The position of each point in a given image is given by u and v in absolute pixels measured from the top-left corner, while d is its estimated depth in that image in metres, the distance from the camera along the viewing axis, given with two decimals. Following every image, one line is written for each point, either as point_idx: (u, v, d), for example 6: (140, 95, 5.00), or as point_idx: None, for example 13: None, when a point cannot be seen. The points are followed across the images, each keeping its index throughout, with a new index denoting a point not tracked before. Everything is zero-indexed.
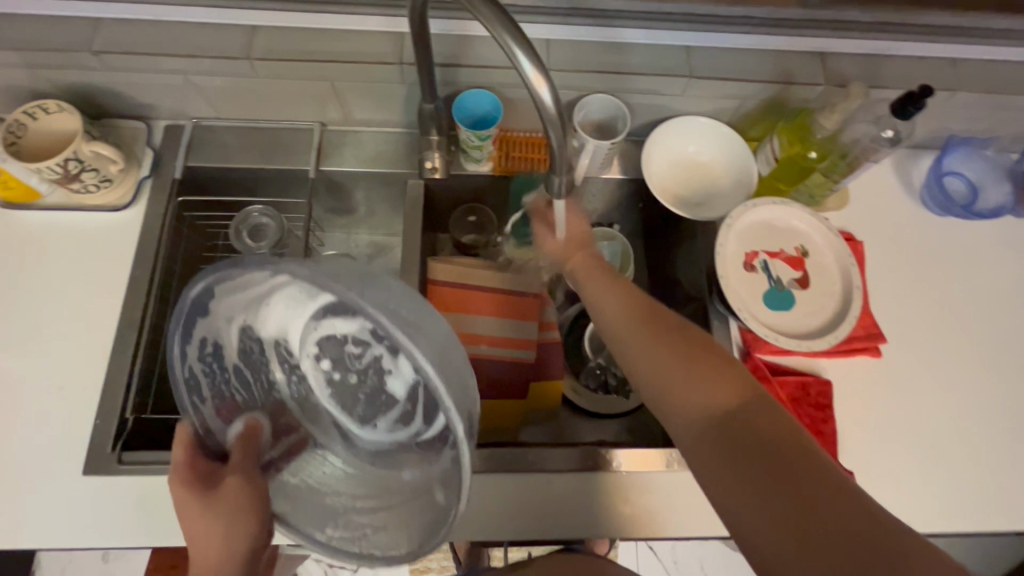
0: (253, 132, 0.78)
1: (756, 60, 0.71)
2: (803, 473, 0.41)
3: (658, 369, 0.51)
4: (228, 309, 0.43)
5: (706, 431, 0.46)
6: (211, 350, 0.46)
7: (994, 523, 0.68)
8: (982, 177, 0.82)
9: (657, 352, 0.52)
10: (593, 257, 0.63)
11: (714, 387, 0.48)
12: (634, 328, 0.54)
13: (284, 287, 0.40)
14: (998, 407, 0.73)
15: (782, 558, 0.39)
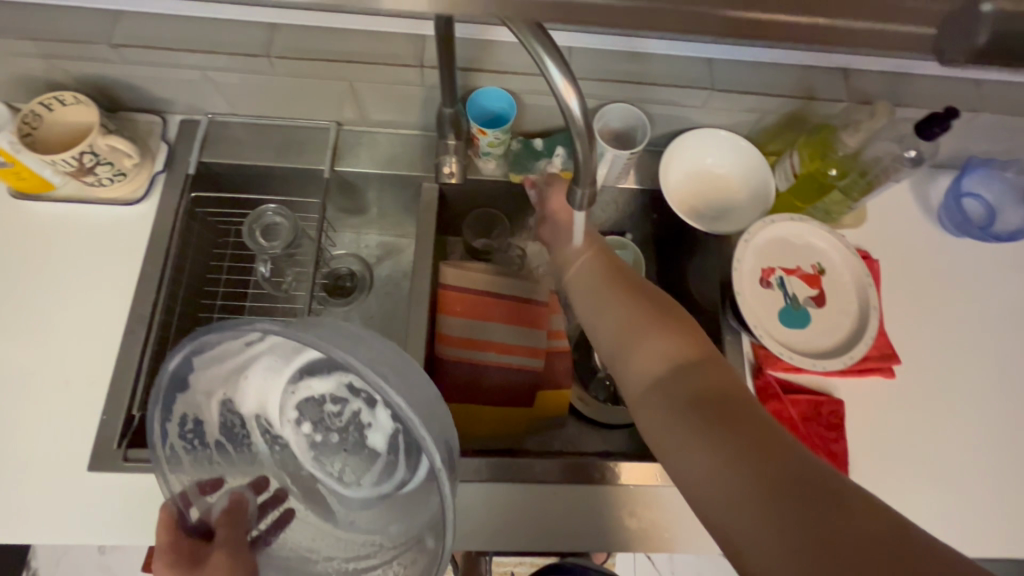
0: (268, 130, 0.78)
1: (778, 74, 0.70)
2: (741, 417, 0.44)
3: (639, 349, 0.52)
4: (208, 383, 0.47)
5: (658, 380, 0.50)
6: (191, 426, 0.48)
7: (1003, 550, 0.67)
8: (1002, 199, 0.81)
9: (638, 335, 0.53)
10: (608, 257, 0.63)
11: (691, 369, 0.49)
12: (619, 309, 0.56)
13: (263, 355, 0.45)
14: (1010, 433, 0.72)
15: (715, 487, 0.42)
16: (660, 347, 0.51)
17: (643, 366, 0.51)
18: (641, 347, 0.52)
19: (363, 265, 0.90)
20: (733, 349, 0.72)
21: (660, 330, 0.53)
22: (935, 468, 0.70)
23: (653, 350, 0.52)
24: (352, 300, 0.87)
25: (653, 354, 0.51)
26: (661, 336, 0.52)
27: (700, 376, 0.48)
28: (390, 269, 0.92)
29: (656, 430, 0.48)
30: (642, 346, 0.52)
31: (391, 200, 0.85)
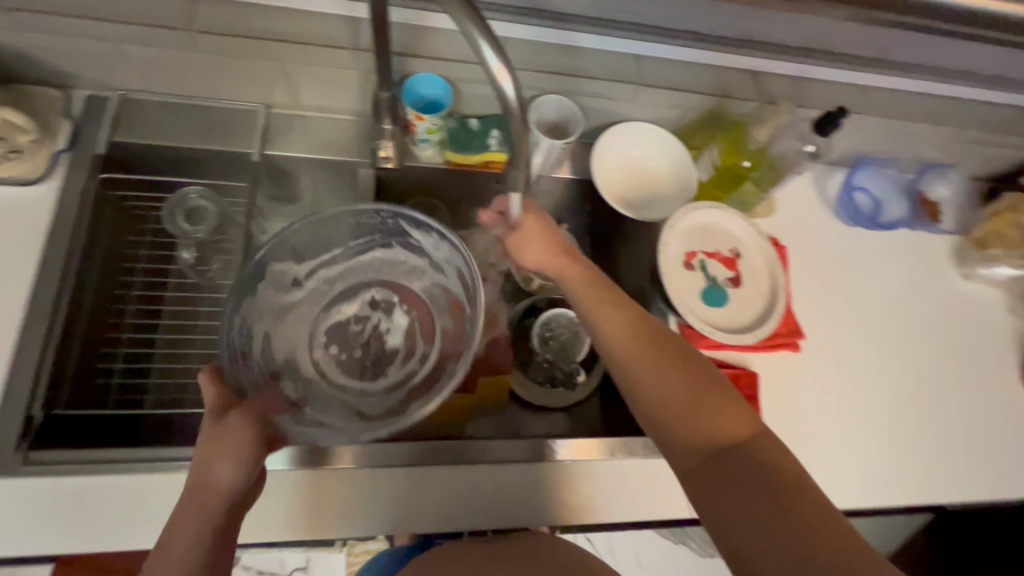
0: (189, 111, 0.73)
1: (697, 73, 0.76)
2: (784, 490, 0.47)
3: (626, 358, 0.57)
4: (260, 311, 0.67)
5: (700, 451, 0.52)
6: (245, 332, 0.64)
7: (890, 500, 0.76)
8: (885, 193, 0.92)
9: (624, 342, 0.57)
10: (586, 270, 0.63)
11: (677, 374, 0.55)
12: (603, 316, 0.59)
13: (311, 283, 0.71)
14: (895, 398, 0.82)
15: (767, 559, 0.45)
16: (647, 354, 0.56)
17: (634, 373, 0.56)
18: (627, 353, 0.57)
19: None
20: (662, 330, 0.77)
21: (641, 340, 0.57)
22: (836, 431, 0.78)
23: (640, 356, 0.56)
24: None
25: (640, 361, 0.56)
26: (645, 344, 0.57)
27: (682, 381, 0.55)
28: None
29: (702, 498, 0.50)
30: (629, 352, 0.57)
31: None
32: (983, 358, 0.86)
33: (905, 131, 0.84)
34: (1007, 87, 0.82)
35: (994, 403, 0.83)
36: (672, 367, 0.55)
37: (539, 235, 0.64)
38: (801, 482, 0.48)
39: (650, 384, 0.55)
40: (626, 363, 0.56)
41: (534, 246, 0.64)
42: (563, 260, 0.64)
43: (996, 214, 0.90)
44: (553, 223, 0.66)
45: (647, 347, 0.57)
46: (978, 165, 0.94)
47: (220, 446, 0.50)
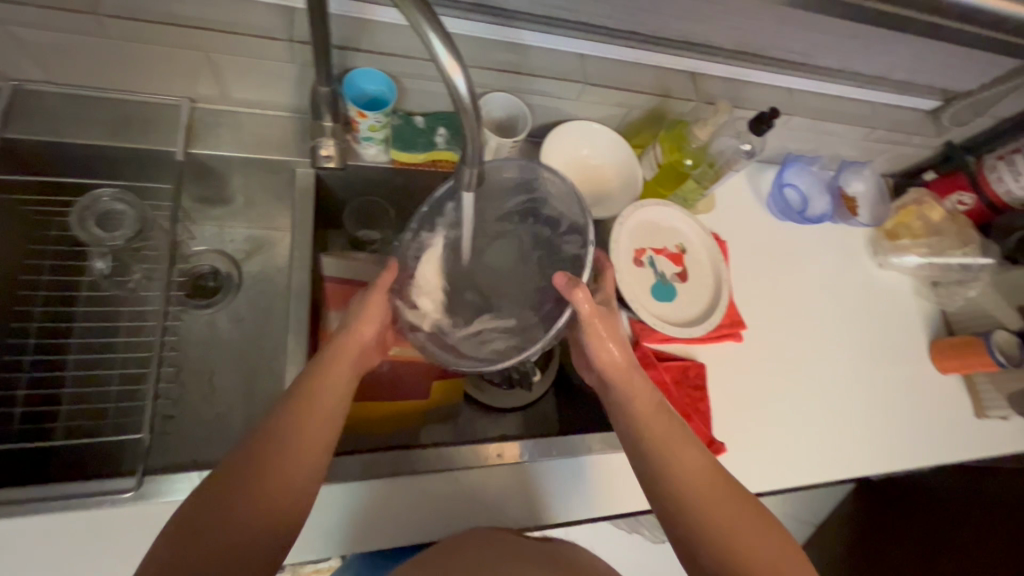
0: (98, 103, 0.65)
1: (641, 73, 0.77)
2: None
3: (692, 497, 0.55)
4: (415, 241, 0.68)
5: None
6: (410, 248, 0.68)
7: (827, 475, 0.82)
8: (811, 190, 0.99)
9: (693, 480, 0.56)
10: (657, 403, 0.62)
11: (748, 526, 0.54)
12: (671, 446, 0.58)
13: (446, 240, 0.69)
14: (828, 379, 0.88)
15: None
16: (719, 498, 0.55)
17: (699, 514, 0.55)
18: (699, 491, 0.56)
19: (229, 263, 0.83)
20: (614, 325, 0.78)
21: (717, 484, 0.56)
22: (776, 413, 0.83)
23: (711, 499, 0.55)
24: (215, 300, 0.81)
25: (713, 507, 0.55)
26: (717, 485, 0.56)
27: (757, 535, 0.54)
28: (261, 264, 0.84)
29: None
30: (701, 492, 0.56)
31: (261, 188, 0.78)
32: (898, 339, 0.94)
33: (827, 131, 0.90)
34: (913, 92, 0.90)
35: (908, 379, 0.91)
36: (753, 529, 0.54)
37: (616, 341, 0.63)
38: None
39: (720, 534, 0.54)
40: (694, 503, 0.55)
41: (613, 357, 0.62)
42: (630, 375, 0.63)
43: (901, 206, 0.99)
44: (621, 339, 0.63)
45: (722, 491, 0.56)
46: (888, 163, 1.03)
47: (373, 303, 0.65)
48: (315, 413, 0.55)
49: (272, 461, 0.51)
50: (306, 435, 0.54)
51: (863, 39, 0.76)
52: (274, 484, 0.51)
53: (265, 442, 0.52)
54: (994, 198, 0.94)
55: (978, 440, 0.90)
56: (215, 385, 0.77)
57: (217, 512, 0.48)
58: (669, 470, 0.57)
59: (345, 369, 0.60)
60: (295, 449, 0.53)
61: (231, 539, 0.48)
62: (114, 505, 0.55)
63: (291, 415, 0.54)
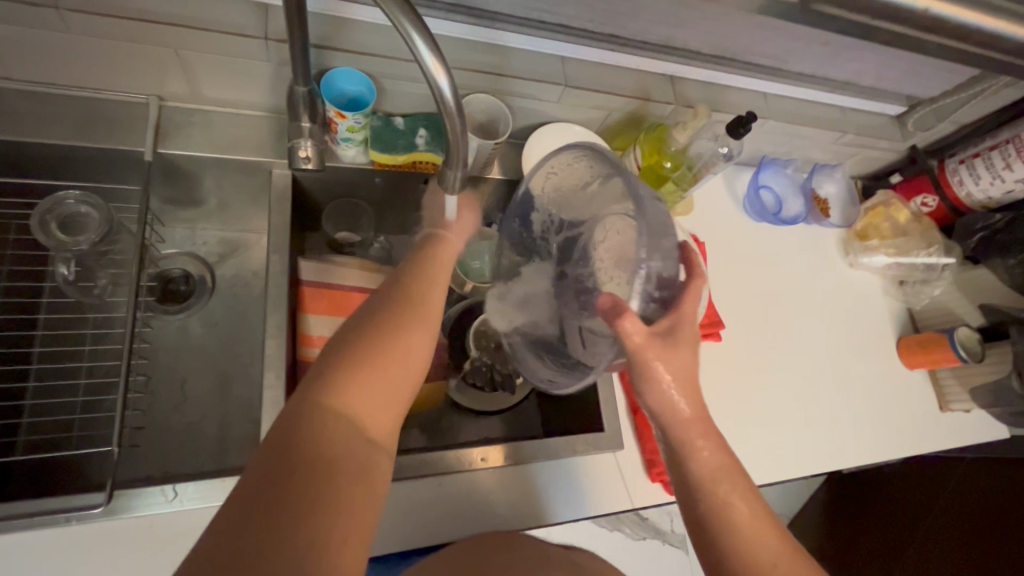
0: (59, 101, 0.62)
1: (620, 76, 0.78)
2: None
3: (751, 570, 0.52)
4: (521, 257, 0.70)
5: None
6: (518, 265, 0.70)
7: (804, 469, 0.84)
8: (785, 191, 1.01)
9: (751, 552, 0.52)
10: (721, 453, 0.56)
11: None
12: (732, 510, 0.54)
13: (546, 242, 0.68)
14: (804, 376, 0.90)
15: None
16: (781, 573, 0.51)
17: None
18: (758, 566, 0.52)
19: (202, 266, 0.80)
20: None
21: (780, 557, 0.52)
22: (754, 410, 0.85)
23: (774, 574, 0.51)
24: (186, 305, 0.78)
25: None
26: (779, 557, 0.52)
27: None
28: (236, 267, 0.82)
29: None
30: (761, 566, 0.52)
31: (234, 189, 0.76)
32: (869, 336, 0.98)
33: (799, 135, 0.92)
34: (880, 97, 0.93)
35: (878, 375, 0.95)
36: None
37: (679, 385, 0.56)
38: None
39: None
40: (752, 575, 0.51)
41: (675, 405, 0.57)
42: (694, 428, 0.57)
43: (872, 207, 1.02)
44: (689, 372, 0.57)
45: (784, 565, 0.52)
46: (857, 165, 1.06)
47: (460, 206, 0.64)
48: (417, 325, 0.50)
49: (400, 325, 0.49)
50: (427, 310, 0.52)
51: (834, 46, 0.78)
52: (407, 347, 0.48)
53: (386, 312, 0.50)
54: (956, 199, 0.98)
55: (942, 432, 0.94)
56: (187, 393, 0.74)
57: (351, 374, 0.44)
58: (726, 537, 0.53)
59: (448, 260, 0.59)
60: (422, 318, 0.51)
61: (366, 404, 0.44)
62: (82, 521, 0.53)
63: (408, 294, 0.52)
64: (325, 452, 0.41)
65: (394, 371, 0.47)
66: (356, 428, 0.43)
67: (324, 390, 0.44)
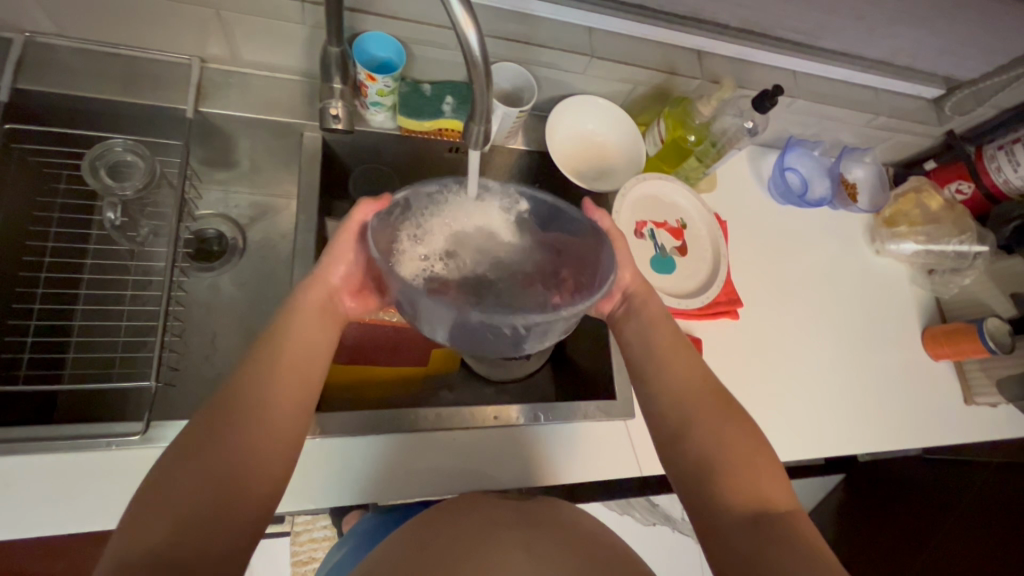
0: (110, 60, 0.66)
1: (646, 49, 0.78)
2: (740, 465, 0.53)
3: (666, 377, 0.61)
4: (403, 257, 0.59)
5: (686, 435, 0.57)
6: (405, 264, 0.59)
7: (816, 451, 0.83)
8: (811, 174, 0.99)
9: (675, 379, 0.60)
10: (654, 295, 0.68)
11: (715, 413, 0.57)
12: (662, 343, 0.63)
13: (427, 232, 0.62)
14: (822, 360, 0.89)
15: (706, 496, 0.53)
16: (702, 391, 0.59)
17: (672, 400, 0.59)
18: (659, 357, 0.62)
19: (234, 229, 0.84)
20: None
21: (695, 382, 0.59)
22: (769, 392, 0.84)
23: (692, 390, 0.59)
24: (219, 264, 0.82)
25: (690, 403, 0.58)
26: (697, 384, 0.59)
27: (734, 427, 0.56)
28: (265, 231, 0.85)
29: (676, 459, 0.57)
30: (684, 389, 0.59)
31: (267, 152, 0.79)
32: (893, 326, 0.96)
33: (828, 115, 0.91)
34: (916, 79, 0.90)
35: (898, 366, 0.93)
36: (701, 378, 0.60)
37: (630, 264, 0.67)
38: (753, 466, 0.53)
39: (689, 412, 0.57)
40: (672, 392, 0.59)
41: (625, 279, 0.67)
42: (639, 282, 0.68)
43: (902, 194, 1.00)
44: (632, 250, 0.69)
45: (698, 380, 0.60)
46: (888, 151, 1.04)
47: (337, 248, 0.62)
48: (281, 397, 0.53)
49: (251, 407, 0.51)
50: (281, 394, 0.53)
51: (869, 21, 0.76)
52: (271, 422, 0.51)
53: (235, 394, 0.51)
54: (993, 187, 0.95)
55: (965, 426, 0.91)
56: (217, 346, 0.78)
57: (200, 458, 0.47)
58: (654, 363, 0.62)
59: (312, 327, 0.59)
60: (272, 400, 0.52)
61: (207, 480, 0.46)
62: (121, 448, 0.57)
63: (269, 360, 0.54)
64: (203, 557, 0.43)
65: (225, 467, 0.47)
66: (193, 524, 0.44)
67: (163, 480, 0.45)
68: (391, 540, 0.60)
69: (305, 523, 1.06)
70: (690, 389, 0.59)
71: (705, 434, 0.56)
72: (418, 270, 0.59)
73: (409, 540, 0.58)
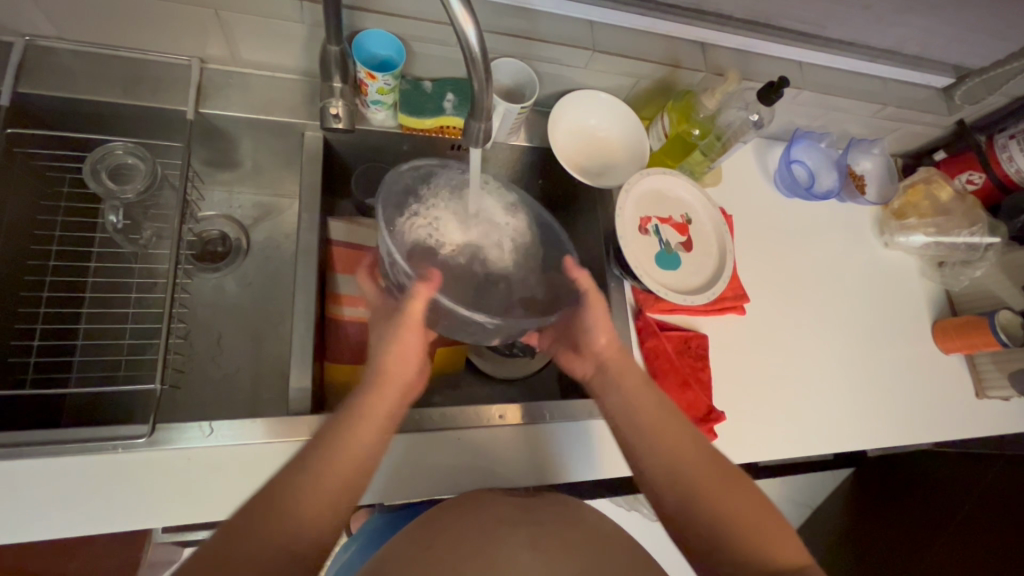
0: (111, 63, 0.66)
1: (649, 42, 0.77)
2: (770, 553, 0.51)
3: (669, 468, 0.57)
4: (403, 215, 0.67)
5: (707, 530, 0.54)
6: (401, 220, 0.67)
7: (825, 446, 0.83)
8: (818, 166, 0.97)
9: (669, 449, 0.58)
10: (631, 359, 0.67)
11: (722, 485, 0.55)
12: (654, 423, 0.60)
13: (428, 198, 0.70)
14: (831, 354, 0.89)
15: None
16: (711, 475, 0.56)
17: (676, 478, 0.57)
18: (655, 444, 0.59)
19: (238, 229, 0.84)
20: (617, 296, 0.80)
21: (694, 454, 0.58)
22: (777, 388, 0.84)
23: (702, 477, 0.56)
24: (223, 266, 0.82)
25: (705, 494, 0.55)
26: (697, 456, 0.57)
27: (752, 510, 0.54)
28: (269, 231, 0.85)
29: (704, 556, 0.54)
30: (692, 476, 0.56)
31: (268, 152, 0.78)
32: (903, 320, 0.94)
33: (835, 106, 0.90)
34: (925, 67, 0.89)
35: (908, 360, 0.92)
36: (705, 458, 0.57)
37: (607, 330, 0.68)
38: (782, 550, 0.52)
39: (703, 503, 0.54)
40: (680, 482, 0.56)
41: (603, 346, 0.67)
42: (615, 354, 0.66)
43: (911, 185, 0.98)
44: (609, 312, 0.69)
45: (703, 464, 0.57)
46: (897, 141, 1.02)
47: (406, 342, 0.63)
48: (318, 505, 0.49)
49: (280, 515, 0.47)
50: (319, 502, 0.49)
51: (877, 10, 0.75)
52: (300, 531, 0.47)
53: (274, 500, 0.48)
54: (1005, 177, 0.94)
55: (976, 420, 0.90)
56: (223, 347, 0.78)
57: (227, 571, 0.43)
58: (652, 453, 0.59)
59: (365, 429, 0.55)
60: (304, 508, 0.48)
61: None
62: (127, 449, 0.57)
63: (309, 461, 0.51)
64: None
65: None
66: None
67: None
68: (395, 540, 0.59)
69: None
70: (697, 475, 0.56)
71: (727, 523, 0.53)
72: (406, 229, 0.67)
73: (417, 537, 0.57)
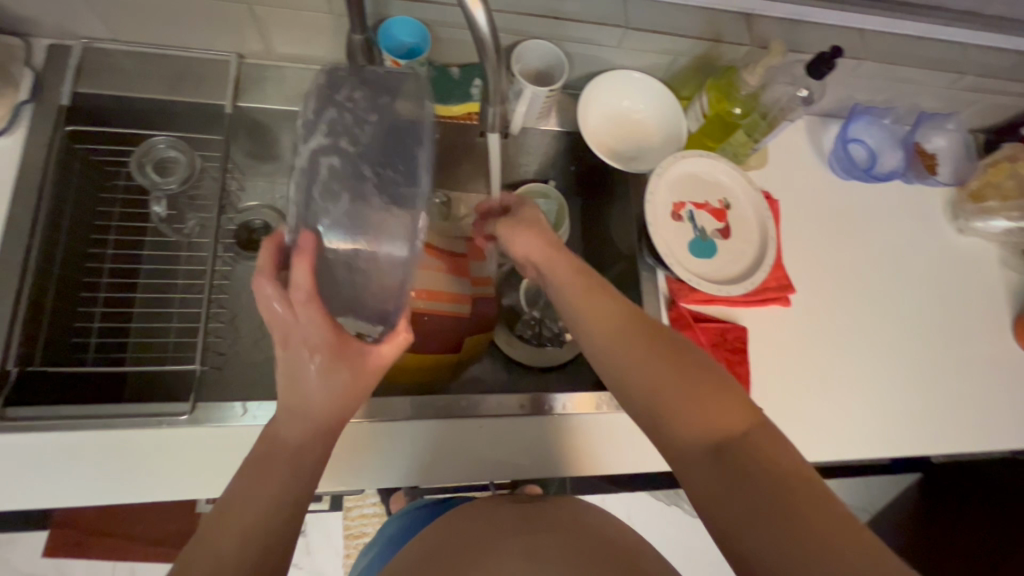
0: (156, 61, 0.70)
1: (687, 17, 0.72)
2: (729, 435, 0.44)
3: (608, 354, 0.51)
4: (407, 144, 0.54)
5: (658, 418, 0.47)
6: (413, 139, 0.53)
7: (880, 448, 0.76)
8: (881, 145, 0.89)
9: (603, 333, 0.52)
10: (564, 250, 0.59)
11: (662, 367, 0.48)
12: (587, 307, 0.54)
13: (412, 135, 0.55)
14: (891, 351, 0.81)
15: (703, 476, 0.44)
16: (649, 354, 0.49)
17: (640, 392, 0.49)
18: (589, 330, 0.53)
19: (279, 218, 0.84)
20: (650, 285, 0.77)
21: (627, 337, 0.51)
22: (823, 384, 0.78)
23: (642, 359, 0.49)
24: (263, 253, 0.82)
25: (649, 374, 0.49)
26: (635, 345, 0.50)
27: (700, 392, 0.46)
28: None
29: (664, 445, 0.47)
30: (630, 358, 0.50)
31: None
32: (980, 314, 0.85)
33: (901, 78, 0.81)
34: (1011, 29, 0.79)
35: (983, 356, 0.83)
36: (645, 337, 0.51)
37: (529, 231, 0.61)
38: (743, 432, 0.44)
39: (643, 384, 0.48)
40: (620, 369, 0.50)
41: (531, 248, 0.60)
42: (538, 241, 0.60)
43: (993, 163, 0.88)
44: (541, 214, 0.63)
45: (640, 345, 0.50)
46: (979, 115, 0.92)
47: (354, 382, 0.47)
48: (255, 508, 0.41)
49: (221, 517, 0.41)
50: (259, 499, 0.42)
51: None
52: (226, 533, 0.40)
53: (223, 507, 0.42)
54: None
55: None
56: (265, 330, 0.82)
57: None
58: (590, 337, 0.53)
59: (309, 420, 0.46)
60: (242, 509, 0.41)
61: None
62: (172, 426, 0.61)
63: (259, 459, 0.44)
64: None
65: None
66: None
67: None
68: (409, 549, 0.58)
69: (357, 499, 1.12)
70: (636, 358, 0.49)
71: (667, 406, 0.47)
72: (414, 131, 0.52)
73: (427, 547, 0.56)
